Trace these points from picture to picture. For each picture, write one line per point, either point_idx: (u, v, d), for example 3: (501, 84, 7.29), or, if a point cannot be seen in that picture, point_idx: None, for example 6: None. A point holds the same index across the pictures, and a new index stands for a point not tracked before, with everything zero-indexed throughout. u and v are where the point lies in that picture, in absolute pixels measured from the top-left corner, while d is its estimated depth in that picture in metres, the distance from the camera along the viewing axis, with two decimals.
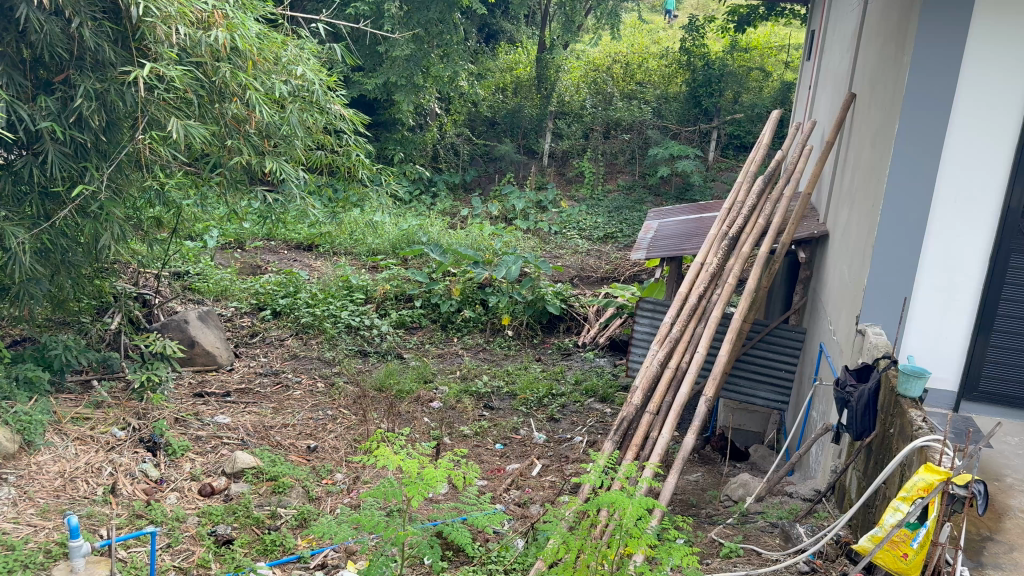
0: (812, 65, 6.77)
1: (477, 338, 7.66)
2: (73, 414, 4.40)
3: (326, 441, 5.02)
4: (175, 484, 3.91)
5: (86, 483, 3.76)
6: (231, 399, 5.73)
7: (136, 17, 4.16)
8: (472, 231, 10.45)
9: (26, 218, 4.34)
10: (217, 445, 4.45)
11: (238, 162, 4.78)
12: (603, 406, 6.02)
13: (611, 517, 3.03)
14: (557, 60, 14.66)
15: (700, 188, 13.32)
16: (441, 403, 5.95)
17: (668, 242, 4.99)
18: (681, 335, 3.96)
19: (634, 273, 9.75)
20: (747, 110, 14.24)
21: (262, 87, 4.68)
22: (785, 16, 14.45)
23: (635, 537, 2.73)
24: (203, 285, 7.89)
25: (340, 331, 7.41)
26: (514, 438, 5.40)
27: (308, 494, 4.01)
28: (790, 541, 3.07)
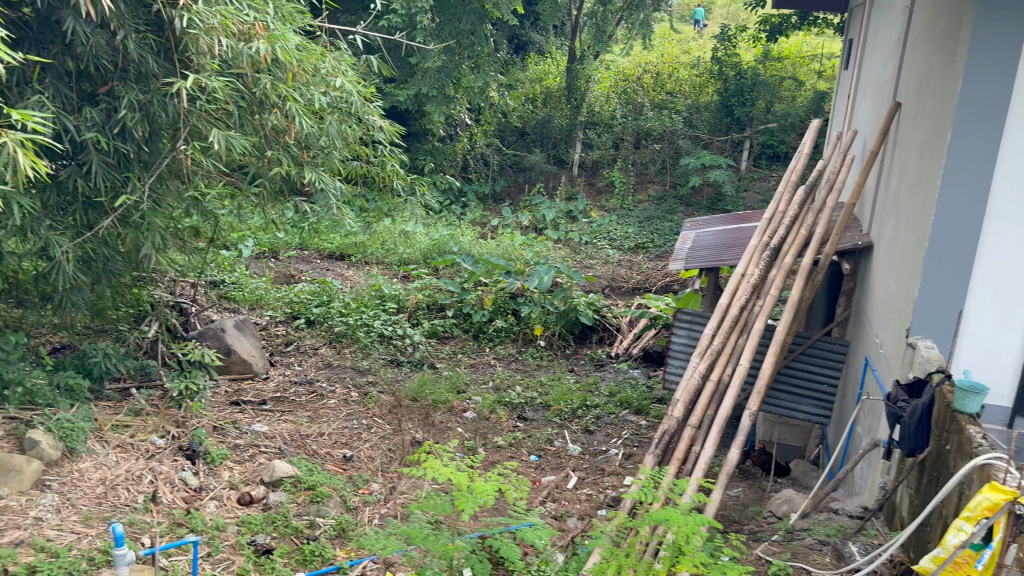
0: (850, 74, 6.69)
1: (509, 348, 7.63)
2: (114, 421, 4.45)
3: (361, 451, 5.02)
4: (215, 493, 3.92)
5: (127, 490, 3.78)
6: (266, 408, 5.75)
7: (179, 28, 4.21)
8: (503, 240, 10.45)
9: (71, 228, 4.40)
10: (254, 453, 4.47)
11: (278, 172, 4.82)
12: (638, 418, 5.96)
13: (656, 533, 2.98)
14: (587, 70, 14.65)
15: (732, 198, 13.21)
16: (475, 413, 5.93)
17: (706, 253, 4.92)
18: (723, 347, 3.92)
19: (667, 283, 9.67)
20: (780, 119, 14.11)
21: (302, 98, 4.72)
22: (818, 25, 14.34)
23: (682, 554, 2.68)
24: (238, 294, 8.01)
25: (373, 341, 7.43)
26: (549, 450, 5.36)
27: (345, 504, 4.00)
28: (842, 560, 3.00)
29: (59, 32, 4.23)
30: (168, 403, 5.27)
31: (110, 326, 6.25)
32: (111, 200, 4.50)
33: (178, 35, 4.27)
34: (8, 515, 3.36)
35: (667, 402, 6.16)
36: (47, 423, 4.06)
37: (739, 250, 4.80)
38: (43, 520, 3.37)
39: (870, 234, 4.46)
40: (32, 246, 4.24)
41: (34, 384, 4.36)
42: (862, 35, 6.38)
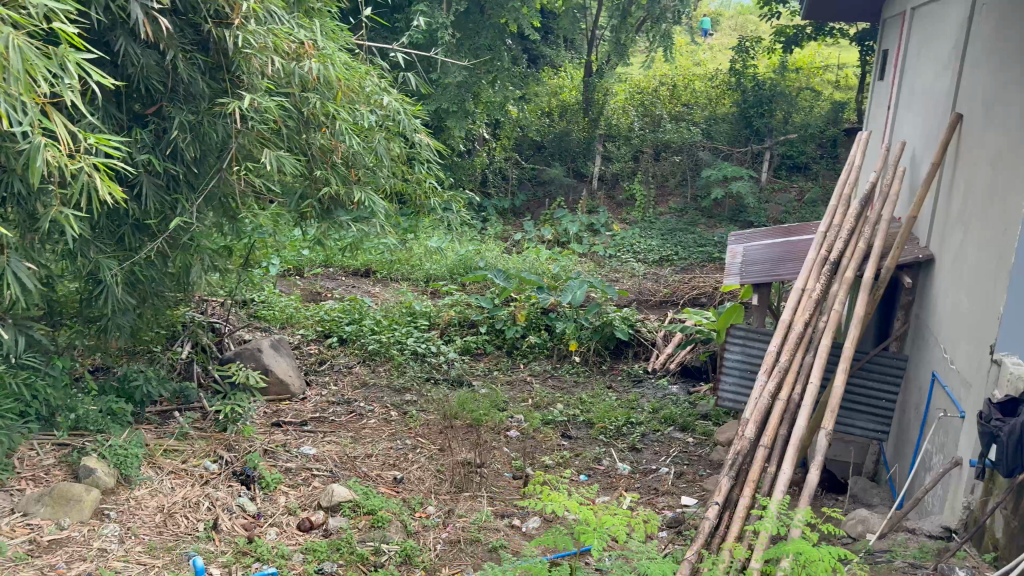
0: (888, 85, 6.65)
1: (544, 364, 7.54)
2: (164, 446, 4.39)
3: (410, 472, 4.95)
4: (274, 519, 3.86)
5: (187, 518, 3.72)
6: (308, 429, 5.69)
7: (232, 48, 4.19)
8: (529, 255, 10.40)
9: (120, 250, 4.34)
10: (308, 477, 4.41)
11: (325, 192, 4.78)
12: (684, 435, 5.87)
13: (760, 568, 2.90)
14: (605, 83, 14.66)
15: (755, 209, 13.14)
16: (518, 432, 5.85)
17: (759, 267, 4.83)
18: (790, 365, 3.87)
19: (696, 296, 9.59)
20: (800, 129, 14.08)
21: (350, 118, 4.69)
22: (834, 35, 14.31)
23: None
24: (269, 313, 7.98)
25: (407, 358, 7.36)
26: (598, 469, 5.27)
27: (406, 529, 3.92)
28: None
29: (109, 53, 4.21)
30: (212, 426, 5.21)
31: (144, 347, 6.21)
32: (160, 223, 4.46)
33: (230, 54, 4.25)
34: (71, 546, 3.30)
35: (712, 418, 6.07)
36: (101, 449, 4.00)
37: (795, 264, 4.73)
38: (109, 551, 3.31)
39: (929, 248, 4.40)
40: (81, 268, 4.18)
41: (84, 411, 4.30)
42: (899, 46, 6.36)
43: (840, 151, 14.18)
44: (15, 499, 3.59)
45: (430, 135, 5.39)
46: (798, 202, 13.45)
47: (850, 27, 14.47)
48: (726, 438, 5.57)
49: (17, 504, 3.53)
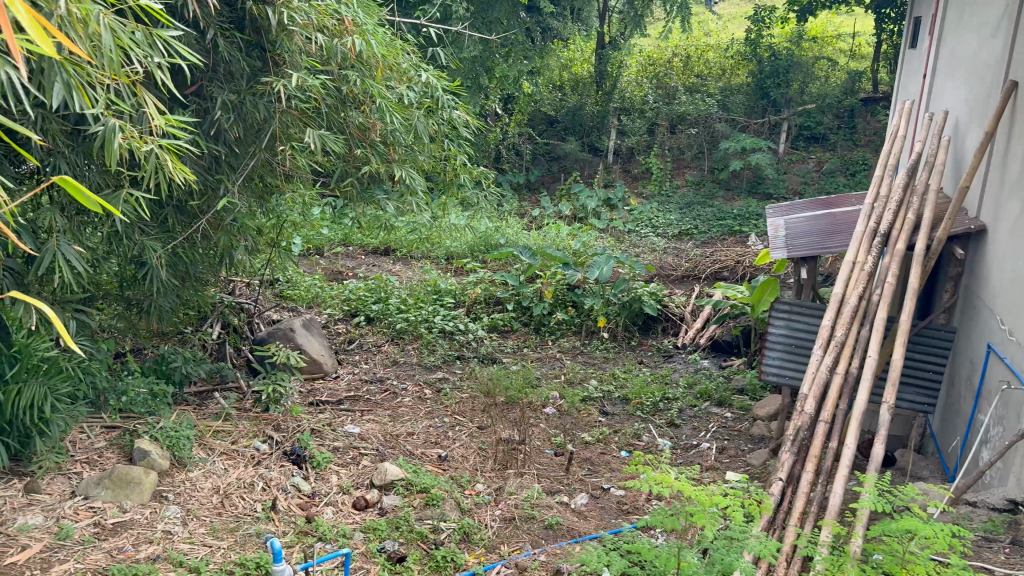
0: (924, 52, 6.54)
1: (572, 341, 7.51)
2: (212, 428, 4.39)
3: (454, 450, 4.95)
4: (329, 498, 3.88)
5: (243, 499, 3.72)
6: (345, 407, 5.70)
7: (277, 24, 4.12)
8: (549, 232, 10.35)
9: (163, 232, 4.30)
10: (356, 456, 4.42)
11: (367, 171, 4.72)
12: (722, 409, 5.85)
13: (836, 542, 2.88)
14: (619, 56, 14.50)
15: (773, 181, 13.03)
16: (556, 409, 5.82)
17: (806, 241, 4.79)
18: (845, 338, 3.87)
19: (719, 270, 9.55)
20: (817, 100, 13.95)
21: (390, 94, 4.60)
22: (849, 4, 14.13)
23: (897, 568, 2.58)
24: (295, 293, 7.97)
25: (436, 336, 7.35)
26: (639, 445, 5.26)
27: (461, 506, 3.92)
28: None
29: None
30: (253, 407, 5.21)
31: (174, 328, 6.17)
32: (203, 204, 4.42)
33: (274, 32, 4.16)
34: (136, 529, 3.31)
35: (749, 393, 6.05)
36: (153, 432, 4.01)
37: (843, 238, 4.69)
38: (172, 533, 3.31)
39: (981, 219, 4.36)
40: (127, 251, 4.15)
41: (134, 394, 4.29)
42: (935, 13, 6.30)
43: (858, 121, 14.21)
44: (74, 483, 3.59)
45: (465, 110, 5.31)
46: (816, 173, 13.38)
47: None
48: (765, 412, 5.55)
49: (77, 488, 3.54)
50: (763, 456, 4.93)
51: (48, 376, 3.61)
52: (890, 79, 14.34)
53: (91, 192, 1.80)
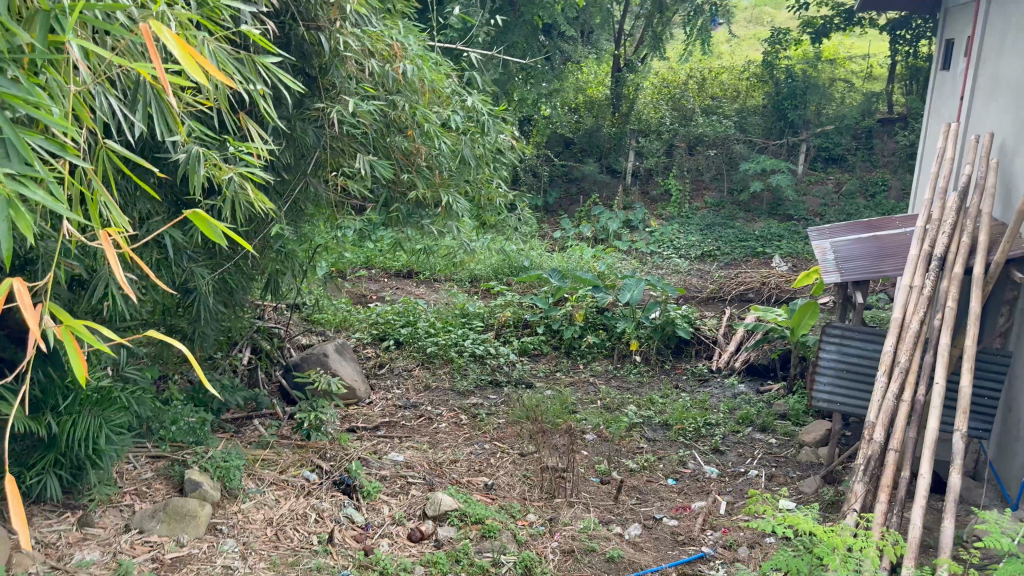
0: (959, 72, 6.49)
1: (604, 364, 7.40)
2: (258, 458, 4.33)
3: (499, 478, 4.86)
4: (383, 529, 3.81)
5: (298, 531, 3.65)
6: (382, 434, 5.61)
7: (330, 50, 4.09)
8: (573, 254, 10.29)
9: (211, 258, 4.25)
10: (405, 485, 4.34)
11: (412, 195, 4.68)
12: (765, 435, 5.74)
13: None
14: (636, 78, 14.52)
15: (793, 203, 12.97)
16: (597, 435, 5.71)
17: (857, 263, 4.73)
18: (910, 364, 3.79)
19: (744, 292, 9.49)
20: (835, 121, 13.94)
21: (437, 120, 4.58)
22: (864, 26, 14.18)
23: None
24: (323, 317, 7.90)
25: (466, 361, 7.26)
26: (685, 473, 5.15)
27: (518, 538, 3.84)
28: None
29: None
30: (294, 434, 5.14)
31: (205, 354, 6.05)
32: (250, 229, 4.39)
33: (326, 58, 4.15)
34: (194, 564, 3.24)
35: (791, 418, 5.94)
36: (203, 462, 3.94)
37: (895, 260, 4.63)
38: (233, 568, 3.26)
39: None
40: (175, 278, 4.10)
41: (186, 423, 4.23)
42: (970, 34, 6.26)
43: (876, 141, 14.14)
44: (127, 516, 3.52)
45: (507, 134, 5.27)
46: (835, 194, 13.34)
47: (880, 16, 14.32)
48: (812, 438, 5.45)
49: (130, 521, 3.46)
50: (816, 483, 4.85)
51: (102, 407, 3.51)
52: (905, 100, 14.38)
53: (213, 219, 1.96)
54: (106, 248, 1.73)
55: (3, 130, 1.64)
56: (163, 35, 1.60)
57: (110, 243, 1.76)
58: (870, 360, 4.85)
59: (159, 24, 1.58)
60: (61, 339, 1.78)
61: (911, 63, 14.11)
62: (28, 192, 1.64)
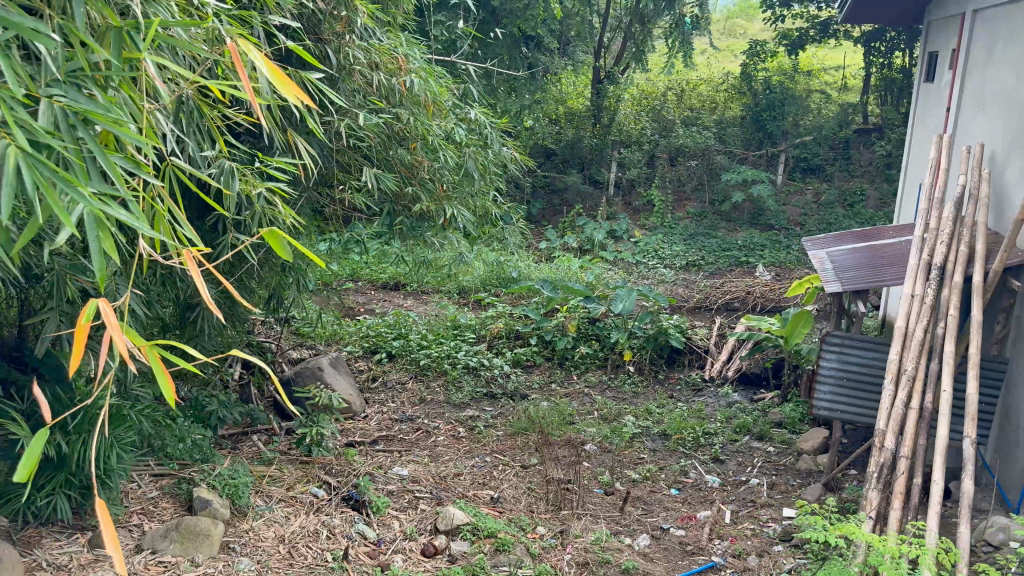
0: (943, 84, 6.62)
1: (598, 375, 7.39)
2: (264, 474, 4.28)
3: (504, 491, 4.85)
4: (396, 545, 3.78)
5: (311, 548, 3.61)
6: (382, 448, 5.57)
7: (337, 64, 4.10)
8: (561, 265, 10.32)
9: (215, 273, 4.21)
10: (413, 499, 4.32)
11: (416, 209, 4.67)
12: (763, 444, 5.78)
13: None
14: (616, 89, 14.63)
15: (775, 212, 13.12)
16: (597, 445, 5.69)
17: (855, 272, 4.80)
18: (916, 372, 3.85)
19: (729, 301, 9.57)
20: (813, 131, 14.14)
21: (440, 133, 4.60)
22: (839, 38, 14.44)
23: None
24: (313, 331, 7.80)
25: (461, 373, 7.24)
26: (687, 482, 5.17)
27: (531, 551, 3.83)
28: None
29: None
30: (295, 449, 5.09)
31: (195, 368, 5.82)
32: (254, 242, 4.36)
33: (331, 72, 4.15)
34: None
35: (787, 426, 5.98)
36: (211, 480, 3.88)
37: (894, 269, 4.71)
38: None
39: None
40: (180, 293, 4.05)
41: (192, 440, 4.17)
42: (955, 47, 6.40)
43: (853, 152, 14.36)
44: (137, 536, 3.45)
45: (507, 146, 5.29)
46: (815, 204, 13.52)
47: (854, 29, 14.60)
48: (810, 446, 5.51)
49: (141, 541, 3.40)
50: (818, 491, 4.89)
51: (112, 425, 3.46)
52: (880, 111, 14.64)
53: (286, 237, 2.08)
54: (190, 266, 1.84)
55: (93, 148, 1.76)
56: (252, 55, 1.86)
57: (194, 261, 1.87)
58: (866, 368, 4.93)
59: (249, 43, 1.83)
60: (149, 362, 1.86)
61: (885, 74, 14.39)
62: (117, 208, 1.75)
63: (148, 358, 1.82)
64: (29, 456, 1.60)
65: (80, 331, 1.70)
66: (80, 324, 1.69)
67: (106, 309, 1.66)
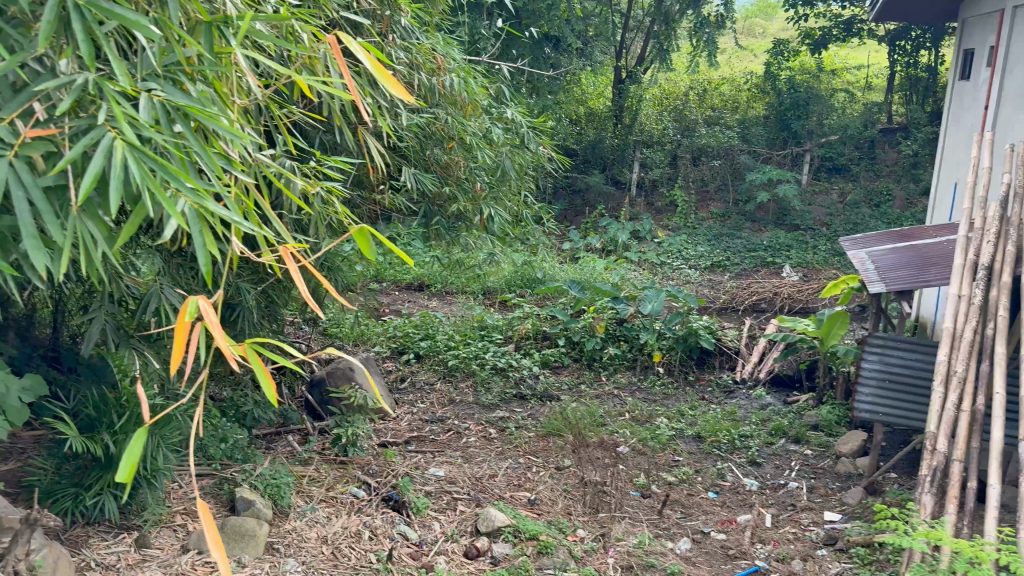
0: (981, 81, 6.53)
1: (627, 376, 7.31)
2: (304, 475, 4.27)
3: (541, 492, 4.81)
4: (438, 547, 3.75)
5: (354, 549, 3.60)
6: (414, 448, 5.55)
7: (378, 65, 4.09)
8: (586, 266, 10.26)
9: (255, 274, 4.19)
10: (452, 501, 4.29)
11: (453, 209, 4.65)
12: (800, 447, 5.72)
13: None
14: (638, 89, 14.55)
15: (800, 212, 13.00)
16: (631, 447, 5.61)
17: (900, 273, 4.75)
18: (966, 373, 3.80)
19: (756, 301, 9.48)
20: (838, 131, 14.01)
21: (477, 132, 4.57)
22: (863, 37, 14.31)
23: None
24: (340, 331, 7.78)
25: (489, 374, 7.20)
26: (725, 486, 5.11)
27: (573, 554, 3.79)
28: None
29: None
30: (330, 450, 5.08)
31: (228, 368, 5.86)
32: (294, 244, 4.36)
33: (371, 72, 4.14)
34: None
35: (823, 429, 5.92)
36: (253, 480, 3.88)
37: (939, 269, 4.64)
38: None
39: None
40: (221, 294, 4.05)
41: (233, 440, 4.17)
42: (993, 44, 6.30)
43: (878, 151, 14.20)
44: (182, 536, 3.44)
45: (542, 144, 5.25)
46: (840, 204, 13.39)
47: (879, 27, 14.46)
48: (849, 449, 5.45)
49: (187, 541, 3.39)
50: (859, 495, 4.83)
51: (158, 426, 3.47)
52: (904, 110, 14.49)
53: (370, 234, 2.20)
54: (287, 262, 1.96)
55: (197, 147, 1.90)
56: (350, 50, 2.09)
57: (291, 257, 1.98)
58: (910, 370, 4.93)
59: (345, 39, 2.05)
60: (247, 363, 1.92)
61: (910, 73, 14.26)
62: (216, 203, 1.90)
63: (248, 357, 1.90)
64: (129, 459, 1.68)
65: (182, 335, 1.74)
66: (183, 327, 1.75)
67: (209, 307, 1.76)
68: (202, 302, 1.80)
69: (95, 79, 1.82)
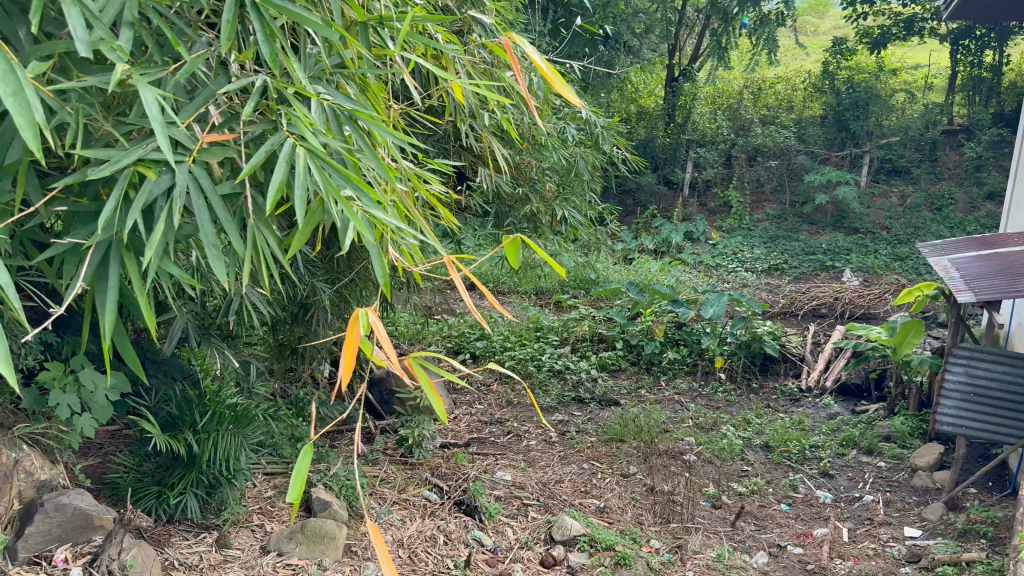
0: None
1: (687, 381, 7.16)
2: (376, 476, 4.24)
3: (609, 500, 4.72)
4: (514, 554, 3.69)
5: (430, 554, 3.56)
6: (476, 450, 5.49)
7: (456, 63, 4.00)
8: (641, 267, 10.12)
9: (331, 273, 4.14)
10: (522, 506, 4.23)
11: (527, 210, 4.57)
12: (873, 459, 5.55)
13: None
14: (692, 87, 14.33)
15: (859, 215, 12.70)
16: (697, 455, 5.49)
17: (990, 282, 4.55)
18: None
19: (816, 306, 9.25)
20: (898, 132, 13.67)
21: (553, 133, 4.48)
22: (924, 35, 13.96)
23: None
24: (396, 330, 7.74)
25: (547, 375, 7.11)
26: (797, 498, 4.97)
27: (651, 566, 3.71)
28: None
29: None
30: (397, 451, 5.06)
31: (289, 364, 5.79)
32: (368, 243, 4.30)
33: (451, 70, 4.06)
34: None
35: (896, 440, 5.74)
36: (328, 482, 3.87)
37: None
38: None
39: None
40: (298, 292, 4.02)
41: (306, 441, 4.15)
42: None
43: (940, 153, 13.79)
44: (261, 537, 3.43)
45: (614, 144, 5.15)
46: (900, 207, 13.03)
47: (941, 26, 14.09)
48: (926, 462, 5.27)
49: (266, 542, 3.37)
50: (940, 510, 4.67)
51: (239, 425, 3.48)
52: (966, 111, 14.08)
53: (521, 240, 2.26)
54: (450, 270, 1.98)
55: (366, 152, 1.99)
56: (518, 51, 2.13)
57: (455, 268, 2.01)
58: (997, 386, 4.75)
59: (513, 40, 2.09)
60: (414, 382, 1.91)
61: (973, 74, 13.88)
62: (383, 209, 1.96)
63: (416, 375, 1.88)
64: (300, 477, 1.68)
65: (354, 342, 1.77)
66: (355, 332, 1.77)
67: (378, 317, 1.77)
68: (371, 314, 1.83)
69: (271, 83, 1.95)
